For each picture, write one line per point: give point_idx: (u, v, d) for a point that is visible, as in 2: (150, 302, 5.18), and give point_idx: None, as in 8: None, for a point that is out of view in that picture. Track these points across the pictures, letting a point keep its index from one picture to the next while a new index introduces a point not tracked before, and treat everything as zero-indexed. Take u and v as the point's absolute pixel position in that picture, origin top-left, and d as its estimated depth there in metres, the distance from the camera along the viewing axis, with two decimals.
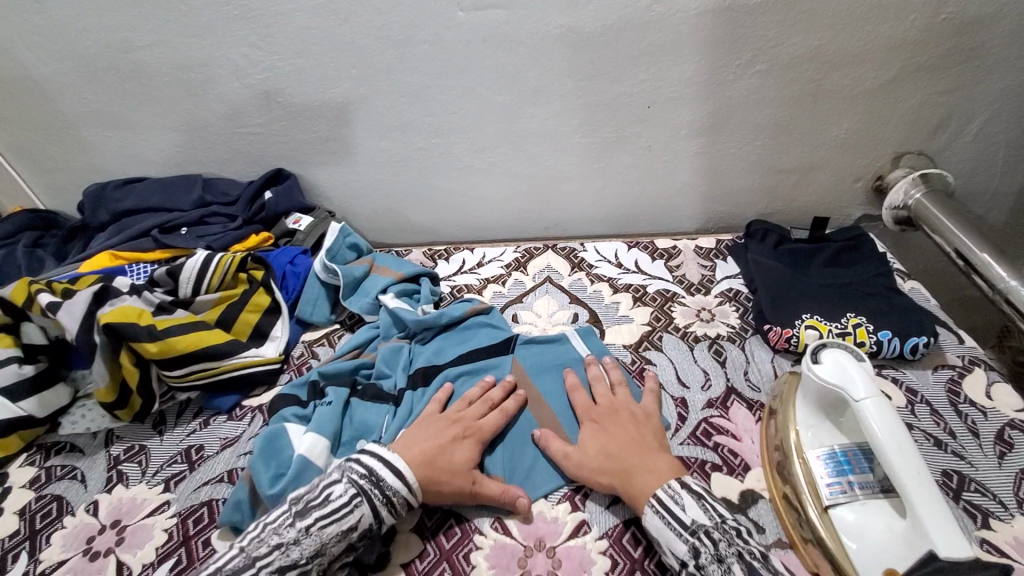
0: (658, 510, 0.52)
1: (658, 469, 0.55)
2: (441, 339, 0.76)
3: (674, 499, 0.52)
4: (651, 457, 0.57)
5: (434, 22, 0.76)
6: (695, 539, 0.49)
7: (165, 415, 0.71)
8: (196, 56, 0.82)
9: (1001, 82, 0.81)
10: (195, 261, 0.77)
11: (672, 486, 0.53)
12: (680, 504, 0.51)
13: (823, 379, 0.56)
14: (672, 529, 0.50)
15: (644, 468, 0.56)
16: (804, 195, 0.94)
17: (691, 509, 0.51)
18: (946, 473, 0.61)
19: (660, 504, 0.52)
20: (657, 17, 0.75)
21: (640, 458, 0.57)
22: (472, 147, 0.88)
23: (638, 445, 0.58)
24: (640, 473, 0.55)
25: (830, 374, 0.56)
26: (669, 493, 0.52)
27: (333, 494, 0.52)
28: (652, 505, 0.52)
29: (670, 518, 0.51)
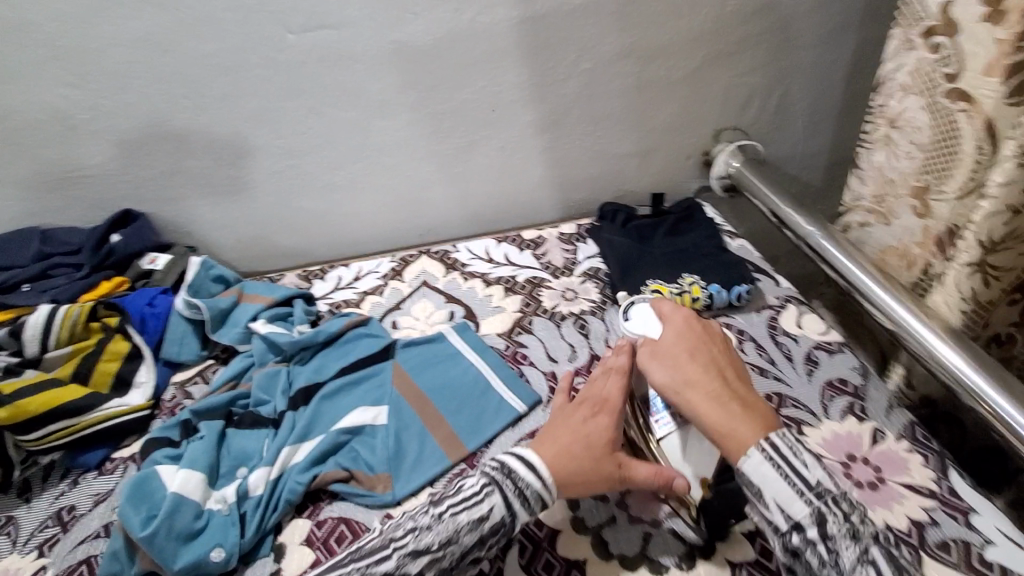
0: (778, 465, 0.49)
1: (752, 409, 0.54)
2: (321, 356, 0.78)
3: (796, 454, 0.50)
4: (744, 390, 0.57)
5: (266, 47, 0.77)
6: (816, 503, 0.47)
7: (30, 482, 0.67)
8: (8, 101, 0.77)
9: (781, 61, 0.96)
10: (36, 318, 0.73)
11: (782, 431, 0.52)
12: (805, 463, 0.49)
13: (634, 330, 0.69)
14: (790, 479, 0.48)
15: (739, 406, 0.54)
16: (649, 175, 1.04)
17: (815, 470, 0.49)
18: (768, 395, 0.73)
19: (782, 457, 0.49)
20: (482, 28, 0.81)
21: (727, 394, 0.56)
22: (329, 165, 0.90)
23: (725, 377, 0.58)
24: (729, 418, 0.53)
25: (638, 325, 0.68)
26: (783, 442, 0.51)
27: (467, 485, 0.54)
28: (759, 449, 0.50)
29: (791, 473, 0.49)
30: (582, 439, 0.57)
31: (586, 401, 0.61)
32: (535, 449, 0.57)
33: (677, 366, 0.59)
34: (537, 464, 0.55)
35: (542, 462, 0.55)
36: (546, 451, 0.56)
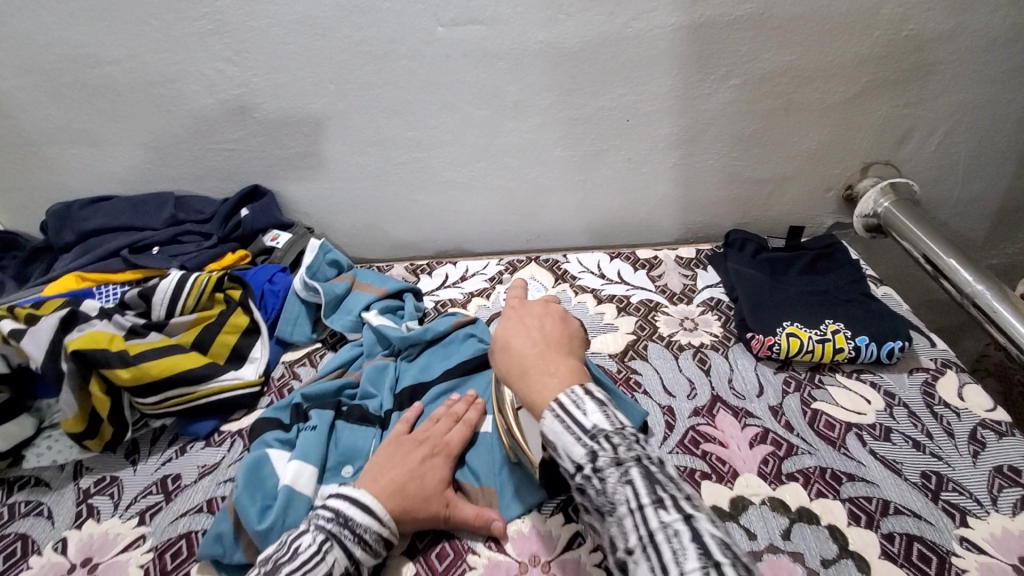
0: (560, 416, 0.41)
1: (561, 373, 0.45)
2: (428, 355, 0.75)
3: (577, 407, 0.42)
4: (554, 360, 0.47)
5: (413, 38, 0.76)
6: (595, 444, 0.40)
7: (138, 443, 0.68)
8: (166, 71, 0.80)
9: (962, 96, 0.84)
10: (167, 283, 0.74)
11: (576, 390, 0.43)
12: (583, 410, 0.41)
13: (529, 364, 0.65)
14: (570, 434, 0.41)
15: (545, 371, 0.46)
16: (780, 204, 0.96)
17: (594, 415, 0.41)
18: (924, 474, 0.62)
19: (562, 410, 0.42)
20: (634, 34, 0.76)
21: (549, 360, 0.47)
22: (452, 162, 0.89)
23: (544, 348, 0.48)
24: (540, 375, 0.45)
25: None
26: (571, 398, 0.42)
27: (302, 546, 0.49)
28: (551, 408, 0.42)
29: (569, 424, 0.41)
30: (417, 478, 0.56)
31: (426, 439, 0.61)
32: (369, 488, 0.55)
33: (516, 331, 0.51)
34: (375, 505, 0.53)
35: (380, 503, 0.53)
36: (378, 486, 0.55)
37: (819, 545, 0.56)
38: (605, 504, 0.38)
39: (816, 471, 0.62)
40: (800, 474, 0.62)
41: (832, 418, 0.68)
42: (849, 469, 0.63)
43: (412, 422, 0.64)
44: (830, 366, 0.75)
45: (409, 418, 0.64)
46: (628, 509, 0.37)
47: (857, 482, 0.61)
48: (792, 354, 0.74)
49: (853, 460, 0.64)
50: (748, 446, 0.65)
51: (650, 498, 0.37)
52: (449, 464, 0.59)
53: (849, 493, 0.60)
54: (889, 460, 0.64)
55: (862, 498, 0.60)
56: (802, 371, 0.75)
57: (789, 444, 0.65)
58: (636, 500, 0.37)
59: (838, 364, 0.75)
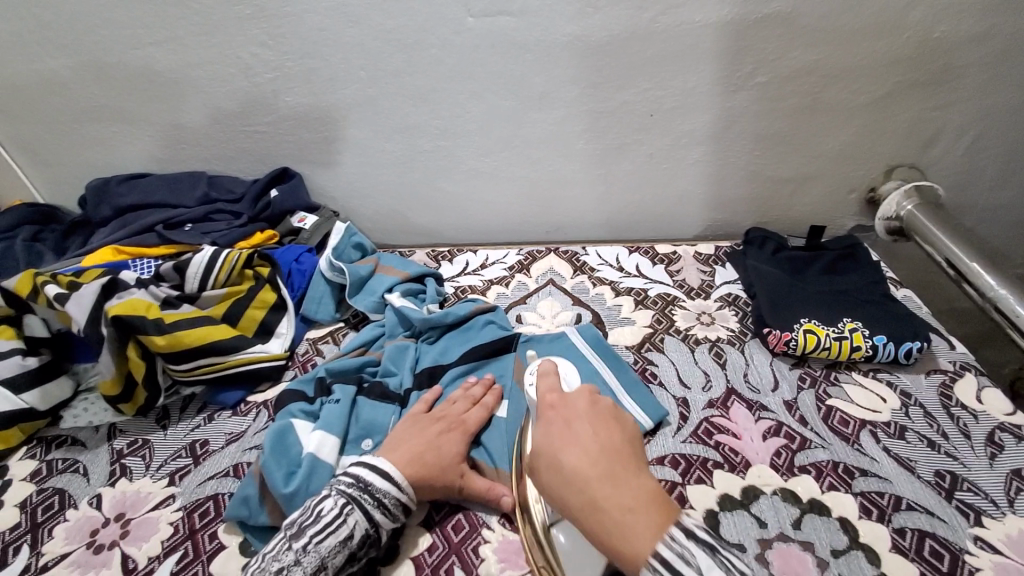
0: (675, 490, 0.41)
1: (642, 505, 0.41)
2: (447, 337, 0.77)
3: (663, 487, 0.40)
4: (627, 485, 0.42)
5: (446, 27, 0.77)
6: (708, 485, 0.41)
7: (168, 410, 0.71)
8: (204, 53, 0.82)
9: (991, 100, 0.83)
10: (201, 257, 0.76)
11: (673, 536, 0.38)
12: (697, 472, 0.42)
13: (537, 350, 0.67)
14: (700, 480, 0.41)
15: (622, 504, 0.41)
16: (802, 204, 0.96)
17: (702, 467, 0.42)
18: (938, 473, 0.62)
19: (665, 554, 0.37)
20: (662, 28, 0.77)
21: (616, 485, 0.42)
22: (477, 151, 0.90)
23: (607, 465, 0.44)
24: (616, 515, 0.40)
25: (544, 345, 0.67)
26: (671, 552, 0.38)
27: (324, 510, 0.51)
28: (653, 569, 0.37)
29: (699, 480, 0.41)
30: (432, 449, 0.58)
31: (443, 417, 0.62)
32: (387, 458, 0.56)
33: (567, 445, 0.46)
34: (392, 471, 0.55)
35: (398, 471, 0.55)
36: (397, 457, 0.57)
37: (830, 536, 0.56)
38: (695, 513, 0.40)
39: (829, 464, 0.63)
40: (812, 467, 0.63)
41: (847, 415, 0.69)
42: (862, 465, 0.63)
43: (431, 402, 0.66)
44: (847, 365, 0.75)
45: (429, 398, 0.66)
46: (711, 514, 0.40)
47: (870, 477, 0.62)
48: (808, 350, 0.74)
49: (866, 456, 0.64)
50: (761, 438, 0.66)
51: (716, 505, 0.40)
52: (465, 440, 0.61)
53: (861, 487, 0.61)
54: (903, 458, 0.64)
55: (874, 493, 0.60)
56: (818, 368, 0.75)
57: (803, 438, 0.66)
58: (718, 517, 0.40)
59: (855, 362, 0.75)
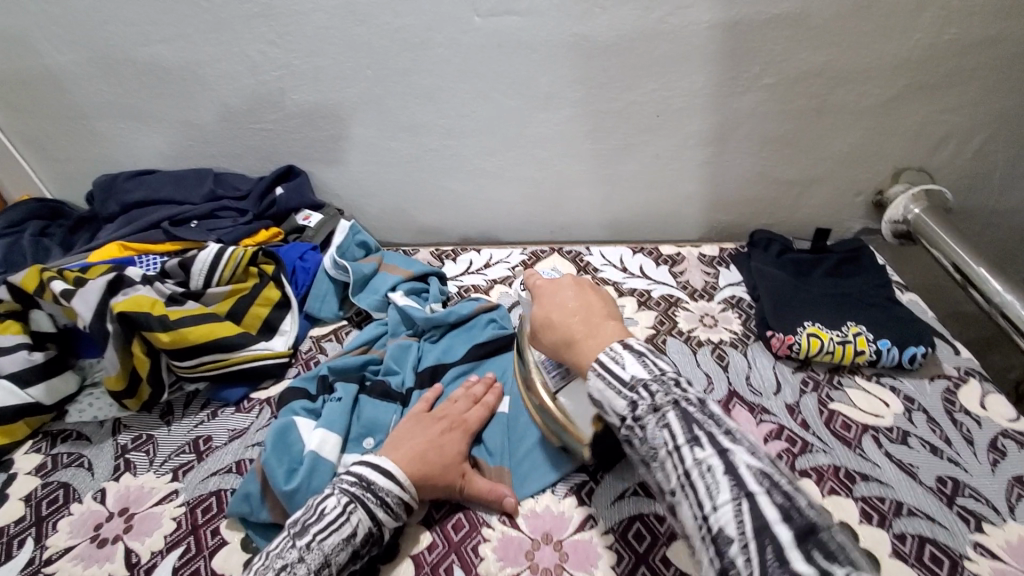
0: (602, 376, 0.47)
1: (601, 334, 0.52)
2: (450, 336, 0.77)
3: (614, 362, 0.47)
4: (592, 322, 0.53)
5: (451, 26, 0.77)
6: (634, 394, 0.45)
7: (173, 405, 0.71)
8: (211, 51, 0.83)
9: (1000, 103, 0.82)
10: (207, 254, 0.78)
11: (616, 348, 0.49)
12: (621, 364, 0.47)
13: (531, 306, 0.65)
14: (613, 390, 0.46)
15: (587, 336, 0.52)
16: (808, 206, 0.95)
17: (631, 367, 0.46)
18: (941, 478, 0.62)
19: (602, 368, 0.47)
20: (669, 29, 0.76)
21: (588, 327, 0.53)
22: (482, 150, 0.90)
23: (580, 316, 0.54)
24: (582, 338, 0.52)
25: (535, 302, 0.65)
26: (611, 354, 0.48)
27: (327, 508, 0.51)
28: (593, 368, 0.48)
29: (610, 379, 0.46)
30: (436, 448, 0.58)
31: (446, 415, 0.63)
32: (390, 456, 0.57)
33: (553, 305, 0.57)
34: (395, 470, 0.55)
35: (401, 469, 0.55)
36: (400, 455, 0.57)
37: None
38: (650, 451, 0.44)
39: (830, 468, 0.63)
40: (813, 470, 0.63)
41: (849, 419, 0.68)
42: (863, 469, 0.63)
43: (431, 401, 0.66)
44: (850, 369, 0.75)
45: (429, 397, 0.66)
46: (667, 451, 0.42)
47: (871, 482, 0.62)
48: (811, 354, 0.74)
49: (868, 461, 0.64)
50: (763, 441, 0.66)
51: (687, 436, 0.42)
52: (466, 438, 0.61)
53: (862, 492, 0.61)
54: (904, 463, 0.63)
55: (875, 497, 0.60)
56: (821, 372, 0.75)
57: (804, 442, 0.66)
58: (674, 443, 0.42)
59: (859, 366, 0.75)
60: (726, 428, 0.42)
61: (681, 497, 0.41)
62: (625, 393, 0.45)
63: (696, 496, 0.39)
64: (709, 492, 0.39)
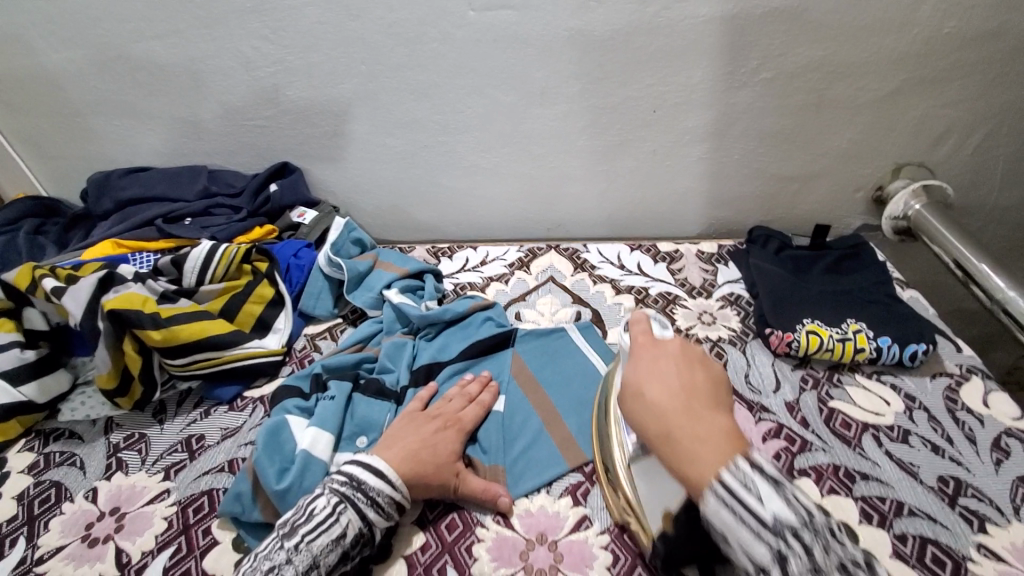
0: (729, 505, 0.36)
1: (714, 436, 0.41)
2: (445, 334, 0.76)
3: (743, 487, 0.36)
4: (704, 418, 0.42)
5: (446, 21, 0.76)
6: (780, 542, 0.34)
7: (166, 404, 0.71)
8: (205, 47, 0.82)
9: (1003, 97, 0.81)
10: (199, 251, 0.77)
11: (740, 465, 0.38)
12: (756, 496, 0.36)
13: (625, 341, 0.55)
14: (749, 532, 0.35)
15: (697, 435, 0.41)
16: (807, 202, 0.94)
17: (771, 502, 0.36)
18: (942, 478, 0.61)
19: (728, 494, 0.37)
20: (666, 22, 0.75)
21: (695, 419, 0.42)
22: (478, 147, 0.89)
23: (685, 402, 0.44)
24: (692, 438, 0.41)
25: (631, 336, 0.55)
26: (735, 475, 0.37)
27: (317, 508, 0.51)
28: (715, 491, 0.37)
29: (743, 515, 0.36)
30: (428, 447, 0.58)
31: (439, 414, 0.62)
32: (381, 456, 0.56)
33: (651, 378, 0.47)
34: (386, 470, 0.54)
35: (392, 468, 0.55)
36: (392, 454, 0.56)
37: None
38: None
39: (829, 467, 0.62)
40: (812, 469, 0.62)
41: (849, 418, 0.68)
42: (863, 469, 0.62)
43: (426, 400, 0.65)
44: (850, 366, 0.74)
45: (424, 396, 0.65)
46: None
47: (871, 482, 0.61)
48: (811, 352, 0.73)
49: (868, 460, 0.63)
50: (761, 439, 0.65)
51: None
52: (460, 438, 0.61)
53: (862, 492, 0.60)
54: (905, 462, 0.63)
55: (875, 497, 0.59)
56: (820, 370, 0.74)
57: (803, 441, 0.65)
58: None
59: (858, 364, 0.74)
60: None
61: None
62: (722, 496, 0.37)
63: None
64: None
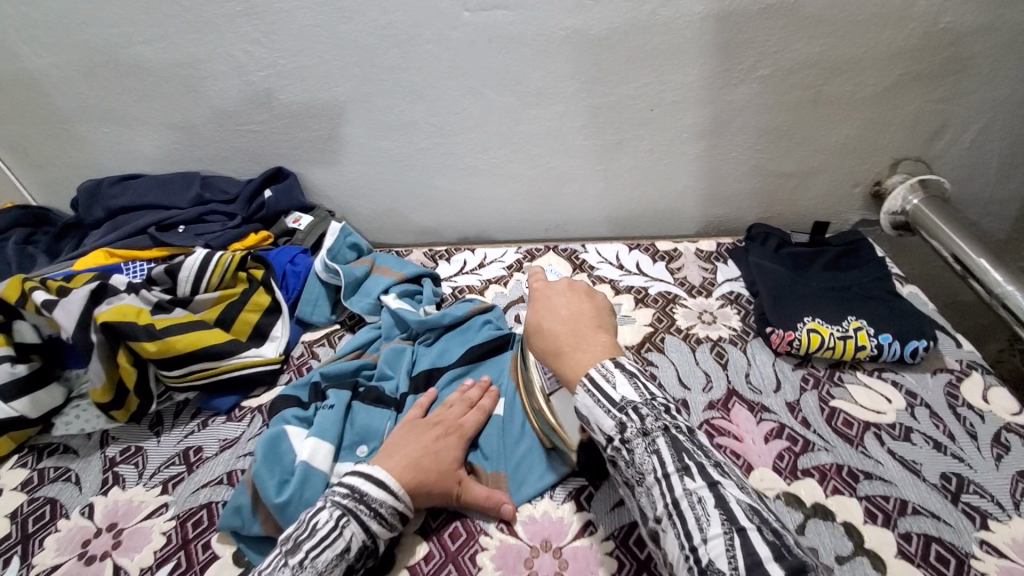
0: (592, 393, 0.48)
1: (589, 348, 0.52)
2: (444, 339, 0.75)
3: (606, 380, 0.48)
4: (586, 338, 0.53)
5: (439, 22, 0.75)
6: (623, 416, 0.46)
7: (162, 416, 0.70)
8: (194, 51, 0.81)
9: (999, 91, 0.81)
10: (195, 259, 0.76)
11: (606, 366, 0.49)
12: (612, 383, 0.48)
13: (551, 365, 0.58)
14: (602, 409, 0.47)
15: (577, 349, 0.52)
16: (805, 199, 0.94)
17: (622, 387, 0.47)
18: (945, 475, 0.61)
19: (593, 384, 0.48)
20: (662, 20, 0.75)
21: (577, 338, 0.53)
22: (474, 148, 0.89)
23: (575, 328, 0.54)
24: (573, 355, 0.52)
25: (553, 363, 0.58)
26: (601, 373, 0.49)
27: (319, 523, 0.50)
28: (584, 385, 0.49)
29: (600, 398, 0.47)
30: (430, 455, 0.57)
31: (440, 421, 0.61)
32: (383, 465, 0.55)
33: (547, 314, 0.57)
34: (388, 479, 0.53)
35: (394, 478, 0.54)
36: (395, 464, 0.55)
37: (834, 542, 0.55)
38: (635, 473, 0.45)
39: (832, 467, 0.62)
40: (815, 470, 0.62)
41: (851, 416, 0.67)
42: (865, 467, 0.62)
43: (426, 407, 0.65)
44: (851, 364, 0.74)
45: (424, 403, 0.64)
46: (656, 477, 0.43)
47: (874, 481, 0.60)
48: (812, 350, 0.73)
49: (871, 459, 0.63)
50: (764, 440, 0.65)
51: (676, 466, 0.43)
52: (462, 444, 0.60)
53: (866, 491, 0.60)
54: (908, 461, 0.62)
55: (878, 496, 0.59)
56: (821, 368, 0.74)
57: (805, 440, 0.65)
58: (663, 470, 0.43)
59: (860, 362, 0.74)
60: (714, 461, 0.43)
61: (668, 526, 0.41)
62: (588, 389, 0.48)
63: (685, 527, 0.40)
64: (698, 525, 0.39)
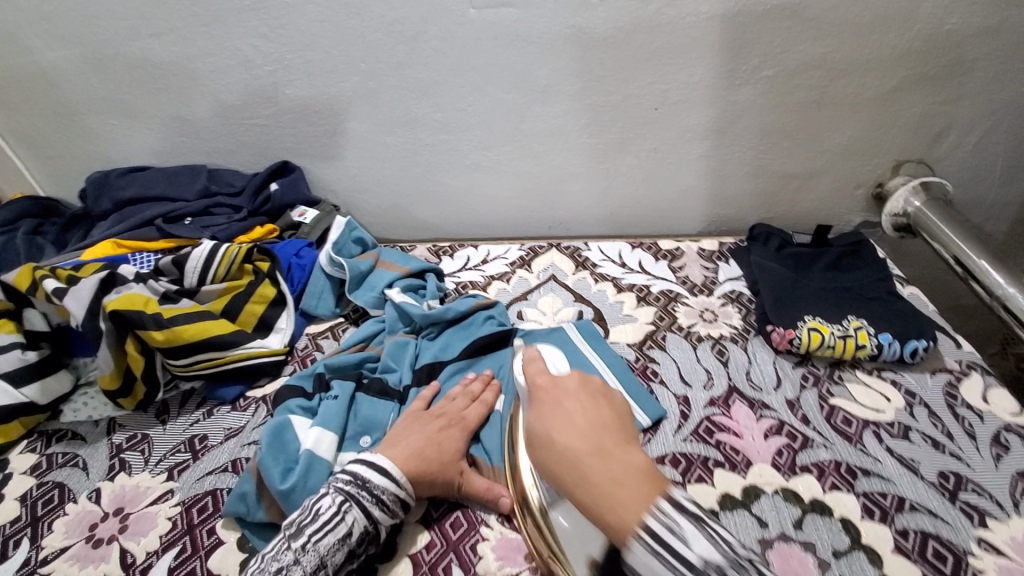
0: (656, 552, 0.37)
1: (632, 478, 0.42)
2: (448, 333, 0.76)
3: (670, 531, 0.38)
4: (615, 461, 0.43)
5: (446, 19, 0.76)
6: None
7: (168, 405, 0.71)
8: (203, 45, 0.81)
9: (1001, 93, 0.81)
10: (201, 250, 0.77)
11: (661, 506, 0.39)
12: (681, 537, 0.37)
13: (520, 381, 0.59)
14: (674, 571, 0.36)
15: (613, 476, 0.42)
16: (807, 200, 0.94)
17: (697, 542, 0.37)
18: (943, 473, 0.61)
19: (655, 540, 0.38)
20: (668, 20, 0.75)
21: (609, 462, 0.43)
22: (479, 145, 0.89)
23: (597, 445, 0.45)
24: (606, 480, 0.42)
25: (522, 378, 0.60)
26: (659, 522, 0.38)
27: (322, 508, 0.51)
28: (641, 538, 0.38)
29: (669, 560, 0.37)
30: (433, 445, 0.58)
31: (443, 413, 0.62)
32: (387, 454, 0.56)
33: (559, 421, 0.48)
34: (390, 467, 0.54)
35: (397, 466, 0.55)
36: (398, 452, 0.56)
37: (832, 537, 0.56)
38: None
39: (831, 464, 0.62)
40: (814, 466, 0.62)
41: (850, 414, 0.68)
42: (864, 465, 0.62)
43: (428, 399, 0.65)
44: (851, 363, 0.74)
45: (426, 396, 0.65)
46: None
47: (873, 478, 0.61)
48: (812, 348, 0.74)
49: (869, 456, 0.63)
50: (763, 437, 0.65)
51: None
52: (464, 435, 0.61)
53: (864, 487, 0.60)
54: (906, 459, 0.63)
55: (877, 493, 0.60)
56: (821, 367, 0.74)
57: (805, 437, 0.65)
58: None
59: (859, 361, 0.74)
60: None
61: None
62: (650, 545, 0.38)
63: None
64: None
